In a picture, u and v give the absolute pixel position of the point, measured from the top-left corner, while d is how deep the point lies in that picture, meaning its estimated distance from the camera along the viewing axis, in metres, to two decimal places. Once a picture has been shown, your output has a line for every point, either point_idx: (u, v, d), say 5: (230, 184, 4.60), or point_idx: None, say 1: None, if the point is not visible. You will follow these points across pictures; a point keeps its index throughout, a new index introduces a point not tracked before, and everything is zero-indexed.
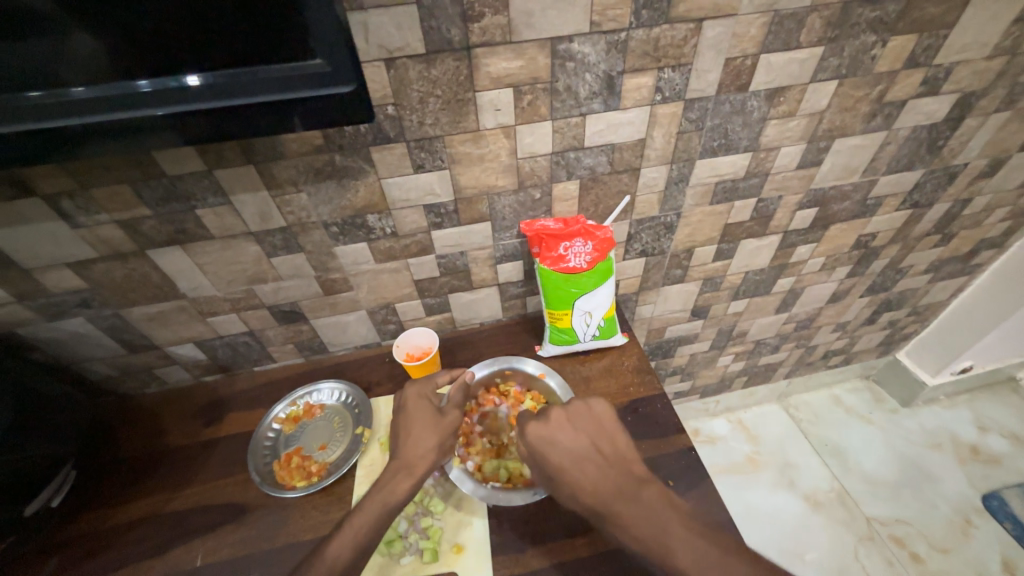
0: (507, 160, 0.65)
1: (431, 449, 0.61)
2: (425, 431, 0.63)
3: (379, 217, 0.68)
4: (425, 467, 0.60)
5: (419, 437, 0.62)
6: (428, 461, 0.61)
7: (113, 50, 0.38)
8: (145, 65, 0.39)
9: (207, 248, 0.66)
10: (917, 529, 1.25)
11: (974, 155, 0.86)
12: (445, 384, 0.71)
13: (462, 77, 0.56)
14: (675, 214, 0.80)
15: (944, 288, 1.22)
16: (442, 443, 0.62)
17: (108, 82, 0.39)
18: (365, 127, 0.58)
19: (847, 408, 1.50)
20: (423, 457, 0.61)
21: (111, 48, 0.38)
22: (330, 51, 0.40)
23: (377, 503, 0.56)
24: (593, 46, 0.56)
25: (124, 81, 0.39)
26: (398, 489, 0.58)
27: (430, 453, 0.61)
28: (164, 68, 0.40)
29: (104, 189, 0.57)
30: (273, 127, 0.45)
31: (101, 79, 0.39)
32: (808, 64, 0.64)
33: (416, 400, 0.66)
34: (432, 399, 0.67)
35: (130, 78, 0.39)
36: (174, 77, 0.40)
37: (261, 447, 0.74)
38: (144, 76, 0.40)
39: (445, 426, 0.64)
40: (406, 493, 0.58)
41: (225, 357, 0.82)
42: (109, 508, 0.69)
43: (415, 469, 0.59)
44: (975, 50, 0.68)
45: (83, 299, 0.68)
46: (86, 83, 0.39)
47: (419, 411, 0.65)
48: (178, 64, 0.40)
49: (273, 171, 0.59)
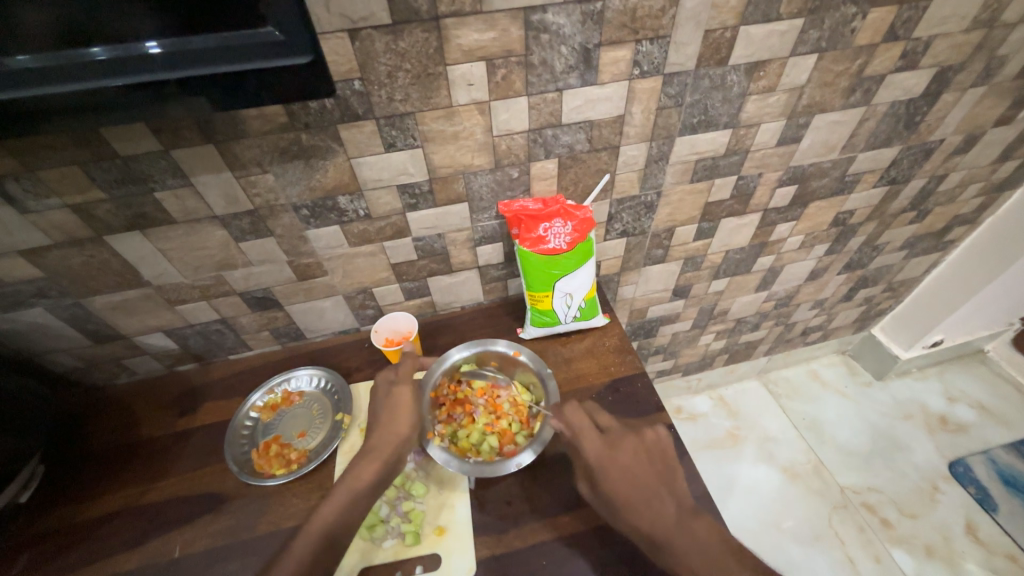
0: (483, 138, 0.63)
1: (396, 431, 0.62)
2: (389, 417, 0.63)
3: (351, 199, 0.65)
4: (390, 449, 0.61)
5: (385, 419, 0.63)
6: (393, 443, 0.61)
7: (63, 13, 0.35)
8: (98, 30, 0.36)
9: (169, 233, 0.63)
10: (888, 496, 1.30)
11: (950, 131, 0.86)
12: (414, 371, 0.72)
13: (431, 49, 0.53)
14: (656, 193, 0.79)
15: (919, 264, 1.25)
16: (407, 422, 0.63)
17: (59, 50, 0.36)
18: (331, 103, 0.55)
19: (823, 382, 1.55)
20: (390, 438, 0.61)
21: (55, 15, 0.35)
22: (286, 18, 0.38)
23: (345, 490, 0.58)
24: (568, 17, 0.54)
25: (76, 50, 0.37)
26: (362, 475, 0.59)
27: (397, 435, 0.62)
28: (118, 35, 0.37)
29: (52, 171, 0.54)
30: (232, 103, 0.43)
31: (49, 46, 0.36)
32: (788, 37, 0.63)
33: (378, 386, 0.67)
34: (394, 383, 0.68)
35: (81, 46, 0.37)
36: (127, 45, 0.37)
37: (239, 435, 0.73)
38: (96, 44, 0.37)
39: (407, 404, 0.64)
40: (371, 477, 0.59)
41: (198, 346, 0.80)
42: (82, 502, 0.68)
43: (379, 452, 0.60)
44: (953, 22, 0.68)
45: (40, 289, 0.65)
46: (34, 50, 0.36)
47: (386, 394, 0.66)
48: (130, 31, 0.37)
49: (235, 151, 0.57)
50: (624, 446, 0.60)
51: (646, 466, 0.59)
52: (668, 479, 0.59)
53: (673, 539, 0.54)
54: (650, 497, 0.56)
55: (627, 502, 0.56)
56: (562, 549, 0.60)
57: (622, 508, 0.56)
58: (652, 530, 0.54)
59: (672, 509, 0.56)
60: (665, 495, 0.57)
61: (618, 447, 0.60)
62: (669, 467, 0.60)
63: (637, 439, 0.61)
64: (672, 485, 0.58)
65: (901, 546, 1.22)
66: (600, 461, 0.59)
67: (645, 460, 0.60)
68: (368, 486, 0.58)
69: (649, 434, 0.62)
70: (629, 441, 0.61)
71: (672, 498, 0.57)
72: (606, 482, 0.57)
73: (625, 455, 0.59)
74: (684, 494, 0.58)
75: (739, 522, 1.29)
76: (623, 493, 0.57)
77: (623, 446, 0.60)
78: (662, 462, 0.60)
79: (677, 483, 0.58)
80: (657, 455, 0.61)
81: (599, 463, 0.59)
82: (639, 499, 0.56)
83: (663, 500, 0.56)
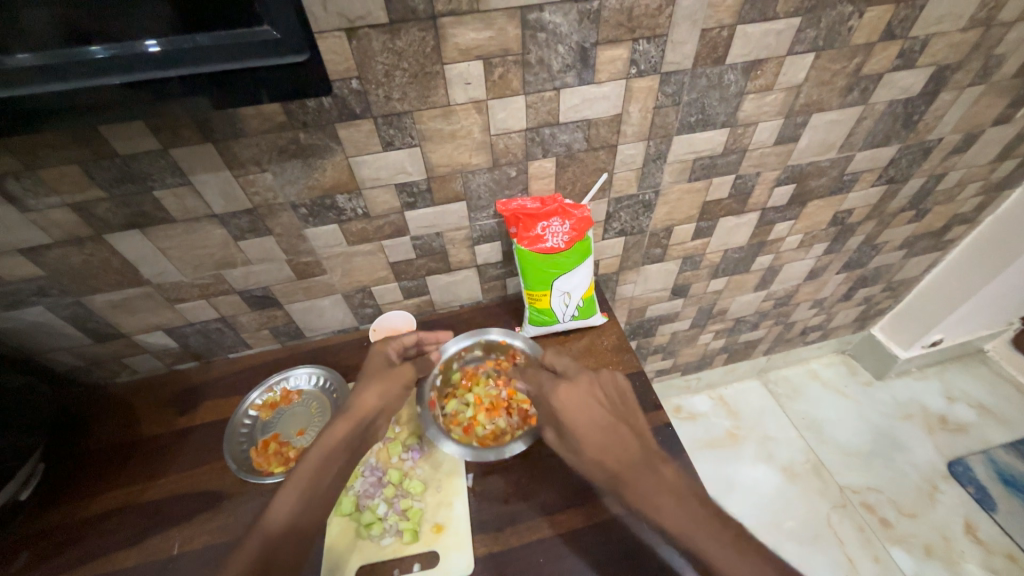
0: (481, 136, 0.63)
1: (377, 395, 0.61)
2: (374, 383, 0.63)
3: (349, 197, 0.66)
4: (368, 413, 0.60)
5: (364, 383, 0.62)
6: (370, 409, 0.61)
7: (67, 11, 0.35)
8: (100, 30, 0.37)
9: (168, 232, 0.63)
10: (887, 496, 1.30)
11: (949, 130, 0.86)
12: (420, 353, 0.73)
13: (428, 48, 0.53)
14: (654, 192, 0.79)
15: (919, 264, 1.25)
16: (388, 391, 0.62)
17: (61, 48, 0.37)
18: (328, 102, 0.55)
19: (824, 381, 1.55)
20: (368, 401, 0.61)
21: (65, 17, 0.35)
22: (280, 18, 0.38)
23: (321, 448, 0.56)
24: (565, 15, 0.54)
25: (78, 48, 0.37)
26: (335, 434, 0.58)
27: (374, 398, 0.61)
28: (118, 34, 0.37)
29: (53, 170, 0.54)
30: (230, 100, 0.43)
31: (52, 44, 0.36)
32: (784, 36, 0.63)
33: (375, 353, 0.67)
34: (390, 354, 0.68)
35: (83, 44, 0.37)
36: (128, 43, 0.37)
37: (237, 433, 0.73)
38: (98, 42, 0.37)
39: (393, 374, 0.64)
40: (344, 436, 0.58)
41: (198, 344, 0.80)
42: (81, 500, 0.68)
43: (355, 412, 0.60)
44: (950, 21, 0.68)
45: (40, 287, 0.65)
46: (34, 48, 0.36)
47: (373, 362, 0.66)
48: (133, 29, 0.37)
49: (234, 150, 0.57)
50: (581, 386, 0.61)
51: (604, 404, 0.59)
52: (629, 417, 0.58)
53: (635, 475, 0.52)
54: (608, 432, 0.56)
55: (588, 440, 0.56)
56: (560, 546, 0.60)
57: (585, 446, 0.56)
58: (613, 465, 0.54)
59: (634, 446, 0.55)
60: (625, 430, 0.56)
61: (575, 387, 0.61)
62: (632, 408, 0.59)
63: (594, 378, 0.62)
64: (634, 422, 0.58)
65: (901, 545, 1.22)
66: (557, 401, 0.60)
67: (604, 400, 0.60)
68: (342, 445, 0.57)
69: (607, 375, 0.62)
70: (585, 382, 0.61)
71: (632, 434, 0.56)
72: (565, 423, 0.58)
73: (583, 393, 0.60)
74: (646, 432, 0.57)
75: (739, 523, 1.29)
76: (582, 430, 0.57)
77: (580, 385, 0.61)
78: (622, 402, 0.60)
79: (636, 421, 0.58)
80: (618, 395, 0.61)
81: (557, 403, 0.60)
82: (599, 436, 0.56)
83: (624, 435, 0.56)
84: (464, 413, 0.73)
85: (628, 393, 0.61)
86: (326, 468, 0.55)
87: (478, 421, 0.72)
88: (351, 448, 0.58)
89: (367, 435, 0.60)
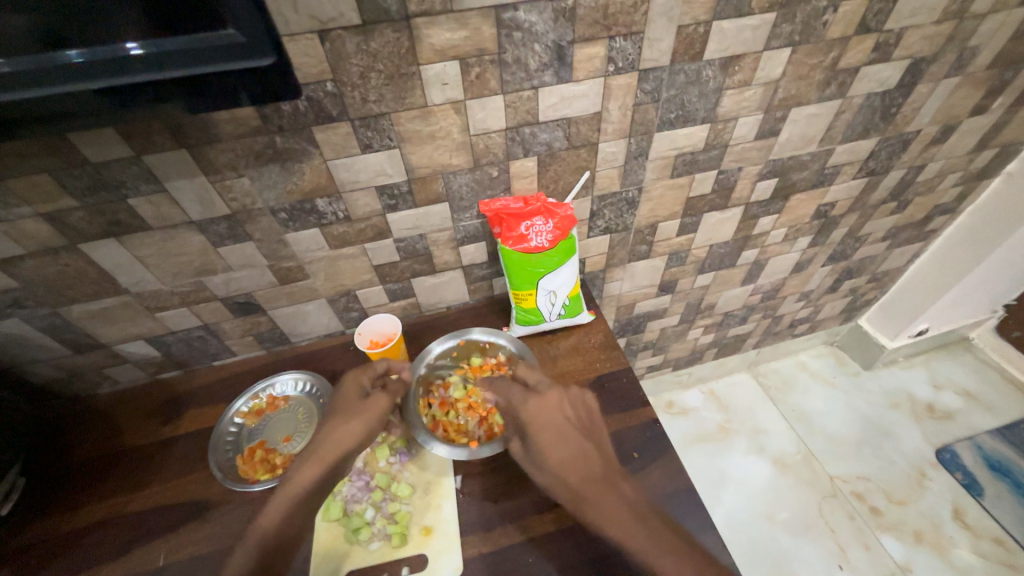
0: (460, 137, 0.63)
1: (347, 434, 0.60)
2: (344, 422, 0.61)
3: (329, 201, 0.65)
4: (337, 454, 0.59)
5: (340, 420, 0.61)
6: (336, 450, 0.59)
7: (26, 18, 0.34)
8: (66, 36, 0.36)
9: (145, 240, 0.62)
10: (876, 484, 1.32)
11: (926, 122, 0.87)
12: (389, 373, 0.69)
13: (403, 49, 0.53)
14: (637, 189, 0.80)
15: (902, 254, 1.26)
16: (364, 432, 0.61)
17: (33, 53, 0.36)
18: (304, 105, 0.55)
19: (812, 373, 1.56)
20: (345, 440, 0.60)
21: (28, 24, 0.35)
22: (244, 20, 0.37)
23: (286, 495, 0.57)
24: (540, 14, 0.54)
25: (52, 53, 0.36)
26: (302, 477, 0.58)
27: (346, 439, 0.60)
28: (93, 38, 0.36)
29: (22, 180, 0.53)
30: (204, 104, 0.43)
31: (23, 49, 0.36)
32: (761, 31, 0.63)
33: (350, 383, 0.66)
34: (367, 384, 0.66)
35: (58, 49, 0.36)
36: (103, 47, 0.37)
37: (223, 442, 0.72)
38: (73, 46, 0.36)
39: (368, 412, 0.62)
40: (309, 482, 0.57)
41: (181, 353, 0.79)
42: (63, 514, 0.67)
43: (323, 454, 0.59)
44: (923, 14, 0.68)
45: (15, 299, 0.64)
46: (6, 54, 0.35)
47: (348, 397, 0.64)
48: (106, 33, 0.36)
49: (208, 155, 0.56)
50: (552, 403, 0.61)
51: (572, 421, 0.59)
52: (596, 436, 0.59)
53: (597, 494, 0.53)
54: (575, 450, 0.56)
55: (553, 458, 0.56)
56: (548, 545, 0.60)
57: (551, 463, 0.56)
58: (577, 483, 0.54)
59: (598, 464, 0.56)
60: (591, 449, 0.57)
61: (545, 402, 0.61)
62: (597, 427, 0.60)
63: (565, 396, 0.62)
64: (600, 442, 0.58)
65: (890, 533, 1.23)
66: (527, 417, 0.59)
67: (573, 418, 0.60)
68: (307, 490, 0.57)
69: (577, 394, 0.63)
70: (555, 396, 0.61)
71: (598, 452, 0.57)
72: (533, 441, 0.58)
73: (552, 411, 0.60)
74: (610, 450, 0.58)
75: (730, 515, 1.30)
76: (549, 448, 0.57)
77: (549, 403, 0.61)
78: (589, 419, 0.61)
79: (603, 440, 0.59)
80: (586, 413, 0.61)
81: (526, 421, 0.59)
82: (564, 453, 0.56)
83: (590, 453, 0.56)
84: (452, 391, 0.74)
85: (596, 414, 0.61)
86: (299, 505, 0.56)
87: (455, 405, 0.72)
88: (320, 489, 0.58)
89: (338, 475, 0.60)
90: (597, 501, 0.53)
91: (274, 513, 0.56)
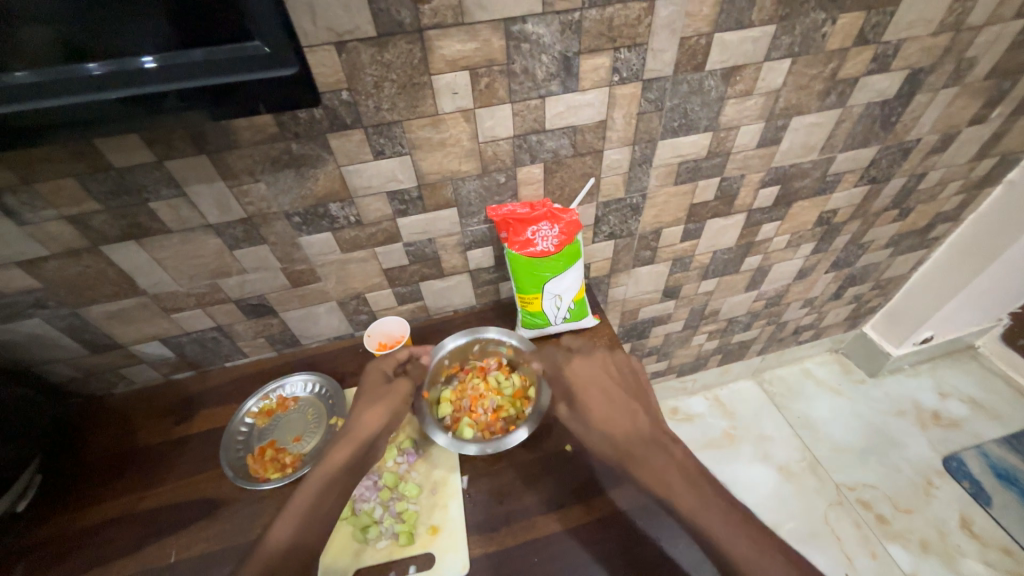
0: (469, 144, 0.65)
1: (376, 417, 0.65)
2: (372, 406, 0.66)
3: (341, 206, 0.67)
4: (369, 433, 0.64)
5: (365, 404, 0.66)
6: (365, 433, 0.63)
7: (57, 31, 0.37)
8: (93, 47, 0.38)
9: (164, 243, 0.64)
10: (884, 493, 1.31)
11: (926, 131, 0.88)
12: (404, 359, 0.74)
13: (416, 60, 0.55)
14: (641, 196, 0.81)
15: (906, 262, 1.27)
16: (391, 412, 0.66)
17: (55, 65, 0.38)
18: (320, 113, 0.57)
19: (817, 380, 1.56)
20: (369, 422, 0.64)
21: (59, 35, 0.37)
22: (265, 33, 0.40)
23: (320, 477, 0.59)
24: (547, 26, 0.56)
25: (73, 65, 0.39)
26: (337, 457, 0.61)
27: (375, 421, 0.64)
28: (112, 52, 0.39)
29: (50, 184, 0.55)
30: (226, 112, 0.45)
31: (47, 62, 0.38)
32: (761, 43, 0.65)
33: (372, 372, 0.70)
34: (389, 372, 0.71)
35: (79, 61, 0.39)
36: (122, 61, 0.39)
37: (234, 441, 0.74)
38: (93, 59, 0.39)
39: (392, 395, 0.67)
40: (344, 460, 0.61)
41: (194, 353, 0.81)
42: (78, 510, 0.68)
43: (356, 433, 0.63)
44: (921, 26, 0.70)
45: (37, 299, 0.66)
46: (31, 66, 0.38)
47: (372, 381, 0.69)
48: (127, 48, 0.39)
49: (228, 161, 0.58)
50: (599, 362, 0.69)
51: (616, 382, 0.66)
52: (640, 396, 0.65)
53: (641, 449, 0.58)
54: (620, 410, 0.62)
55: (597, 413, 0.62)
56: (554, 545, 0.60)
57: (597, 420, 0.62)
58: (622, 439, 0.59)
59: (643, 423, 0.61)
60: (637, 409, 0.62)
61: (590, 362, 0.69)
62: (641, 388, 0.66)
63: (608, 357, 0.69)
64: (646, 404, 0.64)
65: (898, 542, 1.22)
66: (571, 378, 0.67)
67: (617, 378, 0.67)
68: (342, 468, 0.60)
69: (624, 359, 0.70)
70: (600, 359, 0.69)
71: (643, 412, 0.62)
72: (578, 395, 0.65)
73: (598, 370, 0.68)
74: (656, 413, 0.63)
75: None
76: (595, 408, 0.63)
77: (598, 360, 0.69)
78: (636, 383, 0.67)
79: (649, 402, 0.64)
80: (631, 376, 0.68)
81: (571, 377, 0.68)
82: (607, 410, 0.62)
83: (635, 411, 0.62)
84: (494, 377, 0.76)
85: (641, 379, 0.68)
86: (326, 490, 0.58)
87: (478, 382, 0.76)
88: (352, 468, 0.61)
89: (369, 456, 0.63)
90: (643, 458, 0.57)
91: (319, 477, 0.59)
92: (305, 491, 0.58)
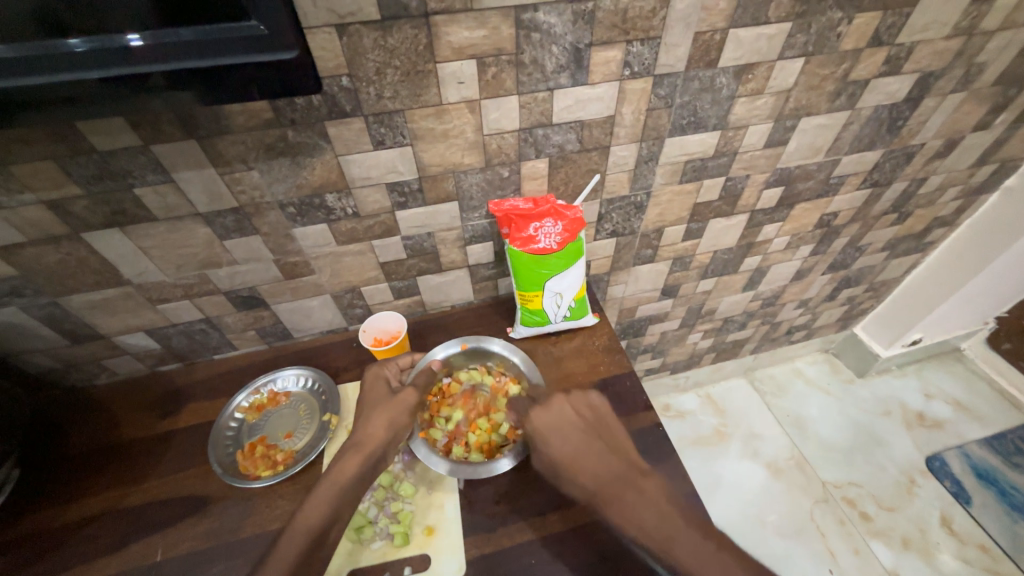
0: (473, 136, 0.63)
1: (383, 426, 0.62)
2: (376, 414, 0.64)
3: (338, 196, 0.64)
4: (377, 444, 0.61)
5: (369, 414, 0.63)
6: (375, 443, 0.61)
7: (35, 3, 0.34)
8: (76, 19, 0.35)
9: (150, 231, 0.61)
10: (867, 491, 1.33)
11: (931, 135, 0.88)
12: (409, 366, 0.73)
13: (421, 46, 0.52)
14: (645, 194, 0.80)
15: (900, 265, 1.28)
16: (395, 422, 0.63)
17: (35, 40, 0.35)
18: (318, 99, 0.54)
19: (807, 379, 1.58)
20: (375, 433, 0.62)
21: None
22: (270, 14, 0.37)
23: (329, 487, 0.57)
24: (559, 16, 0.54)
25: (54, 41, 0.36)
26: (345, 469, 0.58)
27: (382, 431, 0.62)
28: (97, 28, 0.36)
29: (28, 166, 0.52)
30: (217, 96, 0.42)
31: (26, 36, 0.35)
32: (776, 40, 0.63)
33: (374, 380, 0.68)
34: (389, 381, 0.69)
35: (63, 36, 0.36)
36: (109, 38, 0.36)
37: (223, 437, 0.71)
38: (76, 35, 0.36)
39: (399, 404, 0.65)
40: (356, 469, 0.59)
41: (181, 346, 0.78)
42: (58, 506, 0.66)
43: (365, 445, 0.61)
44: (935, 29, 0.69)
45: (13, 287, 0.63)
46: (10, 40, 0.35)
47: (375, 392, 0.67)
48: (116, 24, 0.36)
49: (219, 147, 0.55)
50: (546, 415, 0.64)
51: (583, 423, 0.62)
52: (604, 434, 0.62)
53: (622, 495, 0.56)
54: (592, 457, 0.59)
55: (565, 460, 0.59)
56: (550, 548, 0.60)
57: (567, 469, 0.59)
58: (596, 487, 0.57)
59: (617, 466, 0.58)
60: (607, 453, 0.59)
61: (547, 408, 0.64)
62: (606, 420, 0.64)
63: (566, 400, 0.65)
64: (610, 439, 0.62)
65: (879, 538, 1.25)
66: (532, 427, 0.63)
67: (577, 417, 0.63)
68: (352, 480, 0.58)
69: (579, 397, 0.65)
70: (558, 401, 0.64)
71: (611, 454, 0.59)
72: (546, 447, 0.61)
73: (555, 413, 0.63)
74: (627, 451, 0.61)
75: (725, 518, 1.31)
76: (566, 460, 0.59)
77: (552, 407, 0.64)
78: (600, 420, 0.63)
79: (615, 439, 0.62)
80: (592, 410, 0.64)
81: (533, 427, 0.63)
82: (575, 454, 0.59)
83: (602, 455, 0.59)
84: (502, 422, 0.71)
85: (601, 410, 0.64)
86: (343, 495, 0.57)
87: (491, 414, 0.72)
88: (363, 479, 0.59)
89: (380, 464, 0.61)
90: (625, 512, 0.55)
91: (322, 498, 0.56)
92: (311, 512, 0.55)
